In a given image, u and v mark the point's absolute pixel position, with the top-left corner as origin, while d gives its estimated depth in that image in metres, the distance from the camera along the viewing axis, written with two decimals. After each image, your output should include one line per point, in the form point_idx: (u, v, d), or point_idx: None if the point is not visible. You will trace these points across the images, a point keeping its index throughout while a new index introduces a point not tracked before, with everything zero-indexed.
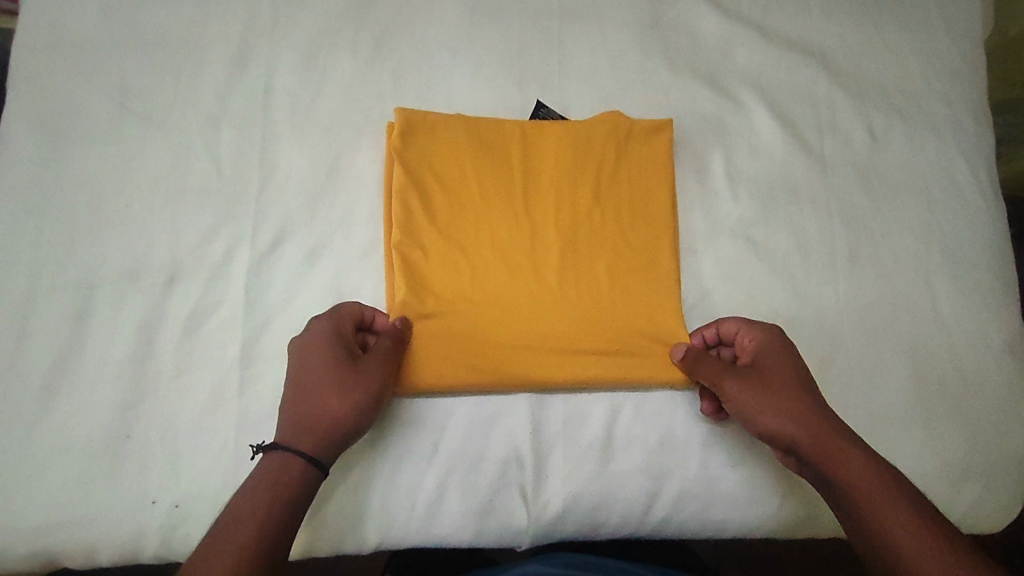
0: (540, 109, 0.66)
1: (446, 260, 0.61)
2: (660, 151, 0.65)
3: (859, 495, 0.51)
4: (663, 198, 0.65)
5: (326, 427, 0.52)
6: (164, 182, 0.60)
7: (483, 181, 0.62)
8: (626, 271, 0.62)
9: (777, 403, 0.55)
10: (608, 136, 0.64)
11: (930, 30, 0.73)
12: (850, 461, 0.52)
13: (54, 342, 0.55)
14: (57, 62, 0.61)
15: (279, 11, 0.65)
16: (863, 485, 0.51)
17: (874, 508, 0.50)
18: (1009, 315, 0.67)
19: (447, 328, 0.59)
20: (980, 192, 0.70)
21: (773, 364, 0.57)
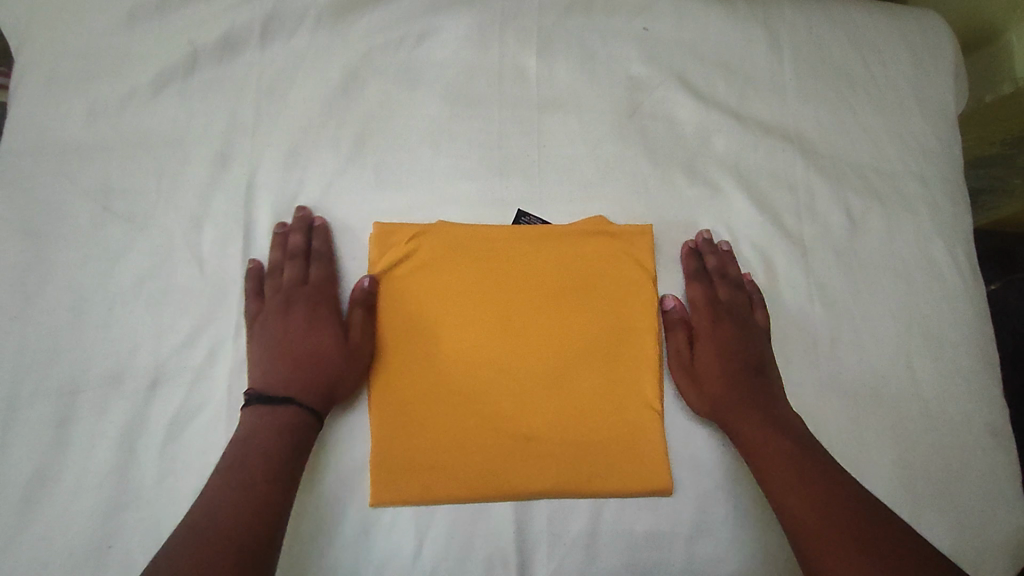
0: (522, 215, 0.66)
1: (427, 366, 0.61)
2: (638, 256, 0.66)
3: (771, 475, 0.57)
4: (644, 298, 0.65)
5: (306, 379, 0.59)
6: (147, 284, 0.61)
7: (463, 284, 0.63)
8: (607, 372, 0.62)
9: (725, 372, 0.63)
10: (588, 242, 0.65)
11: (904, 110, 0.74)
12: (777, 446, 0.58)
13: (37, 451, 0.56)
14: (43, 167, 0.62)
15: (261, 108, 0.66)
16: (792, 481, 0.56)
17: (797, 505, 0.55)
18: (988, 396, 0.68)
19: (429, 434, 0.59)
20: (959, 273, 0.70)
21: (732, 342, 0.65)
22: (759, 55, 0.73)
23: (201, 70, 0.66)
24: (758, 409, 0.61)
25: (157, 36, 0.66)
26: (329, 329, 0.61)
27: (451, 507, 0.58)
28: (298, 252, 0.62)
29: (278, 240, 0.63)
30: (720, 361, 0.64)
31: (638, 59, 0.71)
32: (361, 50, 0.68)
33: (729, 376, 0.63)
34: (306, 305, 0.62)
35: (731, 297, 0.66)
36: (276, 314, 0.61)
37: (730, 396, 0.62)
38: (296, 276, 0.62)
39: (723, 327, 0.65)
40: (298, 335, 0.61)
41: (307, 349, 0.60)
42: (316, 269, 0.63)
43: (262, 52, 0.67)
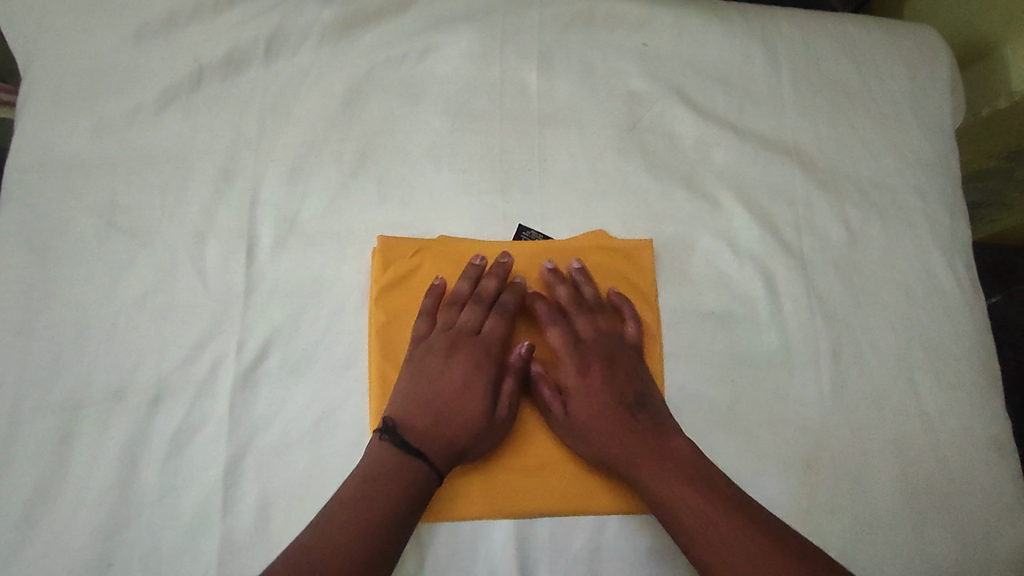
0: (523, 230, 0.66)
1: None
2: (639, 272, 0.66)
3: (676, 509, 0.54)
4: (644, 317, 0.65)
5: (451, 431, 0.57)
6: (150, 298, 0.61)
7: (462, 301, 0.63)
8: None
9: (589, 397, 0.60)
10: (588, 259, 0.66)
11: (902, 124, 0.75)
12: (661, 484, 0.55)
13: (39, 466, 0.56)
14: (48, 183, 0.63)
15: (264, 124, 0.66)
16: (670, 503, 0.54)
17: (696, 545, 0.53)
18: (991, 409, 0.68)
19: None
20: (959, 285, 0.71)
21: (595, 378, 0.61)
22: (758, 71, 0.74)
23: (205, 87, 0.67)
24: (637, 441, 0.57)
25: (162, 53, 0.67)
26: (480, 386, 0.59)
27: (451, 524, 0.57)
28: (484, 297, 0.63)
29: (447, 306, 0.63)
30: (592, 391, 0.61)
31: (638, 74, 0.72)
32: (364, 66, 0.69)
33: (603, 410, 0.60)
34: (468, 352, 0.61)
35: (596, 340, 0.63)
36: (436, 353, 0.61)
37: (622, 428, 0.58)
38: (468, 324, 0.62)
39: (592, 369, 0.62)
40: (452, 390, 0.59)
41: (433, 389, 0.59)
42: (490, 321, 0.62)
43: (265, 69, 0.68)
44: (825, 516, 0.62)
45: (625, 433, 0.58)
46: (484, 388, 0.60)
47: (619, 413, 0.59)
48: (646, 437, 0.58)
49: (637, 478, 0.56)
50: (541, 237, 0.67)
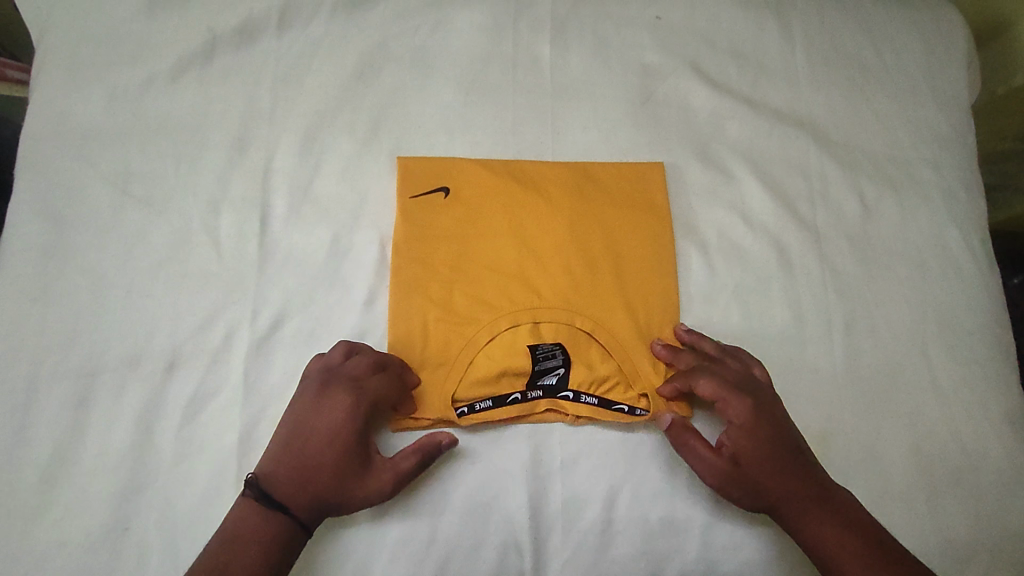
0: (541, 232, 0.65)
1: (447, 287, 0.63)
2: (659, 250, 0.66)
3: (839, 558, 0.54)
4: (664, 263, 0.66)
5: (296, 477, 0.54)
6: (165, 267, 0.61)
7: (494, 248, 0.64)
8: (621, 288, 0.64)
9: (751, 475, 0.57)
10: (614, 219, 0.67)
11: (917, 97, 0.74)
12: (817, 520, 0.56)
13: (55, 432, 0.56)
14: (63, 151, 0.63)
15: (278, 95, 0.66)
16: (827, 539, 0.55)
17: (813, 530, 0.56)
18: (1004, 382, 0.67)
19: (448, 328, 0.62)
20: (974, 259, 0.70)
21: (746, 438, 0.58)
22: (772, 44, 0.74)
23: (218, 57, 0.66)
24: (783, 440, 0.58)
25: (174, 23, 0.67)
26: (345, 458, 0.55)
27: (465, 490, 0.58)
28: (385, 365, 0.58)
29: (341, 349, 0.59)
30: (764, 443, 0.57)
31: (651, 47, 0.72)
32: (377, 38, 0.69)
33: (769, 461, 0.57)
34: (341, 392, 0.56)
35: (724, 364, 0.61)
36: (314, 404, 0.56)
37: (767, 411, 0.59)
38: (354, 370, 0.57)
39: (733, 405, 0.58)
40: (324, 433, 0.55)
41: (306, 434, 0.55)
42: (376, 377, 0.57)
43: (278, 39, 0.68)
44: None
45: (791, 459, 0.58)
46: (352, 453, 0.55)
47: (779, 455, 0.57)
48: (803, 479, 0.57)
49: (795, 516, 0.56)
50: (563, 354, 0.62)
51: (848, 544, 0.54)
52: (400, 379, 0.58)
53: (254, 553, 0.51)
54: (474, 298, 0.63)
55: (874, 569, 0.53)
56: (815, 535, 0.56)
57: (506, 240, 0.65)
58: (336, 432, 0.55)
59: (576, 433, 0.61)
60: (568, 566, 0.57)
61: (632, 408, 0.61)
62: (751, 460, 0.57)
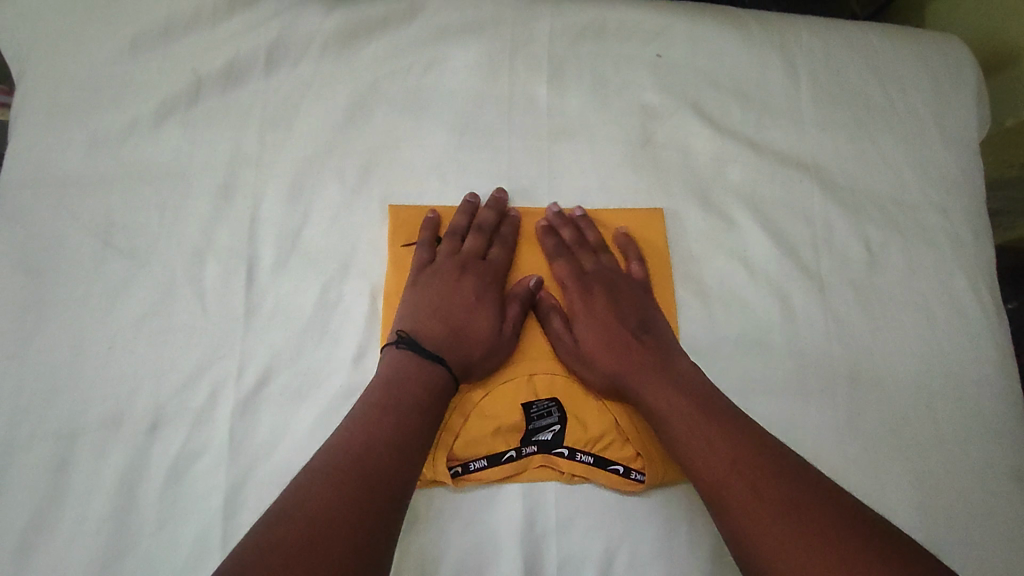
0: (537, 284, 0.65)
1: None
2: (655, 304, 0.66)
3: (683, 444, 0.53)
4: None
5: (447, 332, 0.59)
6: (148, 321, 0.59)
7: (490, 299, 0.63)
8: None
9: (616, 370, 0.59)
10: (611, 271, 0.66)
11: (924, 138, 0.72)
12: (667, 414, 0.55)
13: (33, 497, 0.54)
14: (42, 199, 0.61)
15: (265, 138, 0.64)
16: (678, 432, 0.54)
17: (689, 446, 0.53)
18: (1013, 437, 0.66)
19: None
20: (982, 308, 0.68)
21: (602, 344, 0.61)
22: (776, 83, 0.72)
23: (203, 99, 0.64)
24: (622, 332, 0.61)
25: (158, 64, 0.64)
26: (471, 302, 0.61)
27: (458, 554, 0.56)
28: (485, 226, 0.64)
29: (432, 224, 0.64)
30: (597, 342, 0.61)
31: (651, 87, 0.70)
32: (368, 78, 0.67)
33: (631, 359, 0.59)
34: (475, 277, 0.63)
35: (596, 268, 0.65)
36: (448, 273, 0.62)
37: (614, 305, 0.63)
38: (473, 250, 0.64)
39: (596, 299, 0.63)
40: (465, 306, 0.61)
41: (442, 311, 0.60)
42: (496, 249, 0.64)
43: (267, 80, 0.65)
44: None
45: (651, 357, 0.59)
46: (474, 300, 0.62)
47: (625, 342, 0.60)
48: (654, 370, 0.58)
49: (647, 414, 0.57)
50: (559, 411, 0.61)
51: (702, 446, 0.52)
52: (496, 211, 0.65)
53: (330, 510, 0.44)
54: None
55: (727, 461, 0.50)
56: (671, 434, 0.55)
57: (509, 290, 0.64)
58: (359, 420, 0.51)
59: (573, 490, 0.59)
60: None
61: (628, 469, 0.59)
62: (591, 349, 0.61)
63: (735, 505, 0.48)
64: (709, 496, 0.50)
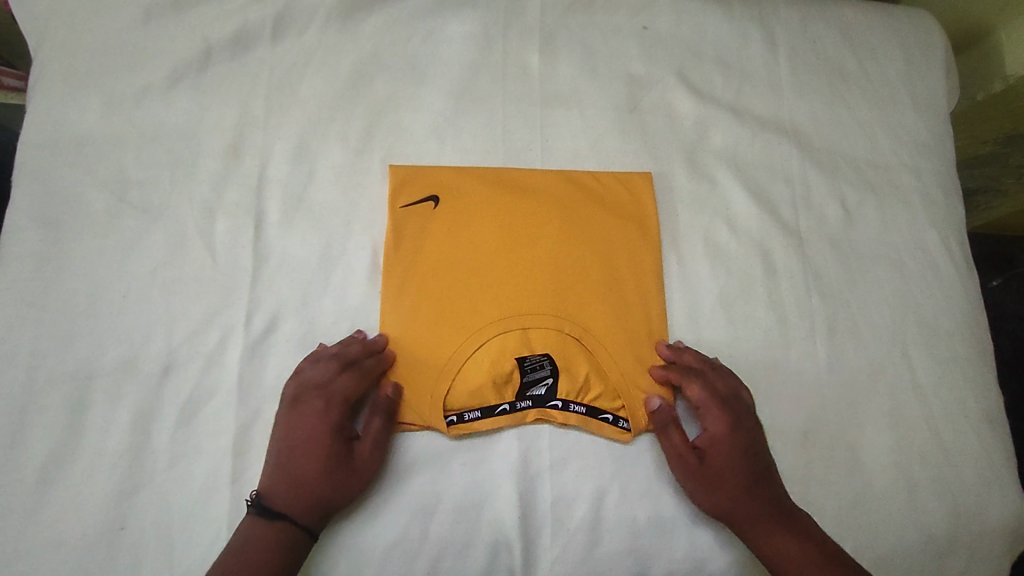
0: (534, 239, 0.67)
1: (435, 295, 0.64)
2: (646, 257, 0.68)
3: (791, 569, 0.56)
4: (651, 271, 0.68)
5: (297, 483, 0.55)
6: (161, 272, 0.62)
7: (486, 254, 0.65)
8: (611, 297, 0.66)
9: (732, 485, 0.59)
10: (604, 227, 0.68)
11: (897, 105, 0.76)
12: (781, 543, 0.57)
13: (52, 434, 0.57)
14: (60, 158, 0.64)
15: (272, 103, 0.68)
16: (788, 556, 0.56)
17: (776, 550, 0.57)
18: (982, 382, 0.69)
19: (435, 336, 0.62)
20: (952, 263, 0.72)
21: (719, 449, 0.60)
22: (756, 53, 0.76)
23: (213, 66, 0.68)
24: (745, 464, 0.60)
25: (170, 33, 0.68)
26: (329, 442, 0.56)
27: (456, 491, 0.59)
28: (339, 353, 0.60)
29: (321, 356, 0.60)
30: (728, 470, 0.59)
31: (638, 57, 0.74)
32: (370, 47, 0.70)
33: (745, 477, 0.59)
34: (339, 404, 0.58)
35: (731, 393, 0.62)
36: (289, 409, 0.58)
37: (731, 430, 0.61)
38: (338, 389, 0.58)
39: (716, 424, 0.61)
40: (305, 444, 0.56)
41: (291, 449, 0.56)
42: (340, 373, 0.59)
43: (273, 48, 0.69)
44: (819, 486, 0.63)
45: (764, 483, 0.59)
46: (331, 436, 0.57)
47: (746, 477, 0.59)
48: (765, 496, 0.59)
49: (755, 531, 0.58)
50: (552, 364, 0.63)
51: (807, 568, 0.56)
52: (336, 354, 0.60)
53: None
54: (462, 307, 0.63)
55: (813, 568, 0.56)
56: (777, 558, 0.57)
57: (505, 245, 0.66)
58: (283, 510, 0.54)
59: (566, 433, 0.62)
60: (558, 563, 0.59)
61: (617, 417, 0.63)
62: (705, 496, 0.59)
63: None
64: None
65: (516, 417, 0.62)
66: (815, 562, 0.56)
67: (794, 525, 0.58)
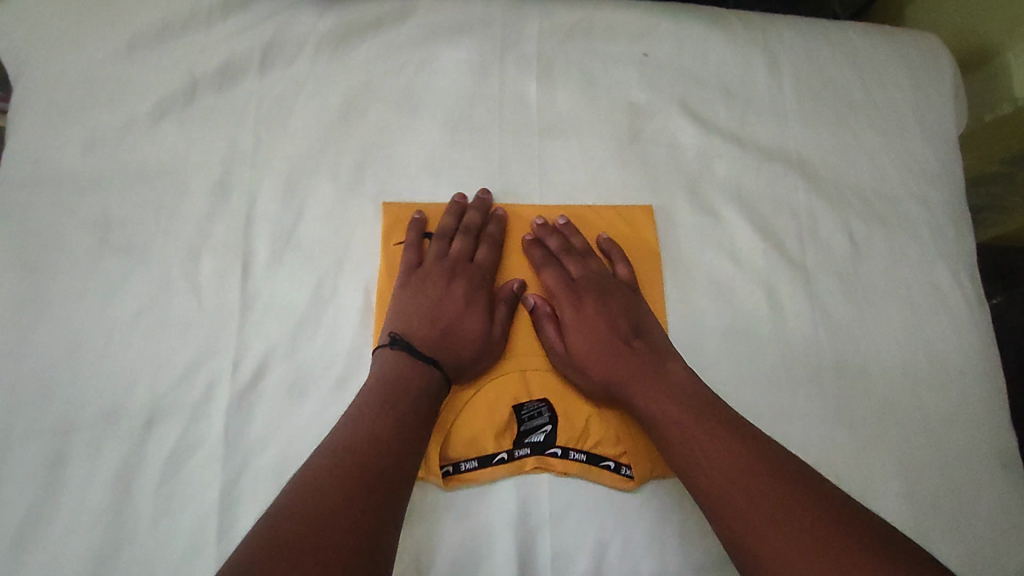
0: (530, 280, 0.66)
1: None
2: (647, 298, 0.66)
3: (667, 437, 0.55)
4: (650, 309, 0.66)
5: (438, 340, 0.60)
6: (145, 317, 0.60)
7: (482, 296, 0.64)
8: None
9: (592, 360, 0.61)
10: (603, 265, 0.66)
11: (905, 132, 0.74)
12: (656, 397, 0.57)
13: (30, 492, 0.54)
14: (39, 199, 0.61)
15: (260, 137, 0.65)
16: (665, 416, 0.56)
17: (681, 456, 0.53)
18: (995, 421, 0.67)
19: None
20: (963, 297, 0.70)
21: (588, 327, 0.63)
22: (760, 80, 0.73)
23: (199, 99, 0.65)
24: (615, 339, 0.62)
25: (154, 65, 0.65)
26: (473, 326, 0.61)
27: (454, 547, 0.57)
28: (444, 229, 0.65)
29: (454, 208, 0.66)
30: (595, 347, 0.62)
31: (638, 85, 0.72)
32: (361, 78, 0.68)
33: (612, 342, 0.62)
34: (466, 280, 0.64)
35: (599, 272, 0.66)
36: (421, 274, 0.64)
37: (602, 309, 0.64)
38: (462, 252, 0.65)
39: (588, 306, 0.64)
40: (442, 297, 0.63)
41: (422, 313, 0.61)
42: (456, 242, 0.65)
43: (261, 80, 0.67)
44: None
45: (639, 344, 0.62)
46: (462, 303, 0.63)
47: (620, 350, 0.61)
48: (644, 365, 0.60)
49: (636, 393, 0.58)
50: (550, 411, 0.61)
51: (692, 425, 0.54)
52: (485, 211, 0.66)
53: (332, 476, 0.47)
54: None
55: (730, 444, 0.51)
56: (654, 415, 0.57)
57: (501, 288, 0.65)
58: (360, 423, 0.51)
59: (566, 483, 0.60)
60: None
61: (618, 464, 0.60)
62: (577, 353, 0.62)
63: (740, 503, 0.48)
64: (713, 510, 0.50)
65: (515, 466, 0.59)
66: (703, 423, 0.54)
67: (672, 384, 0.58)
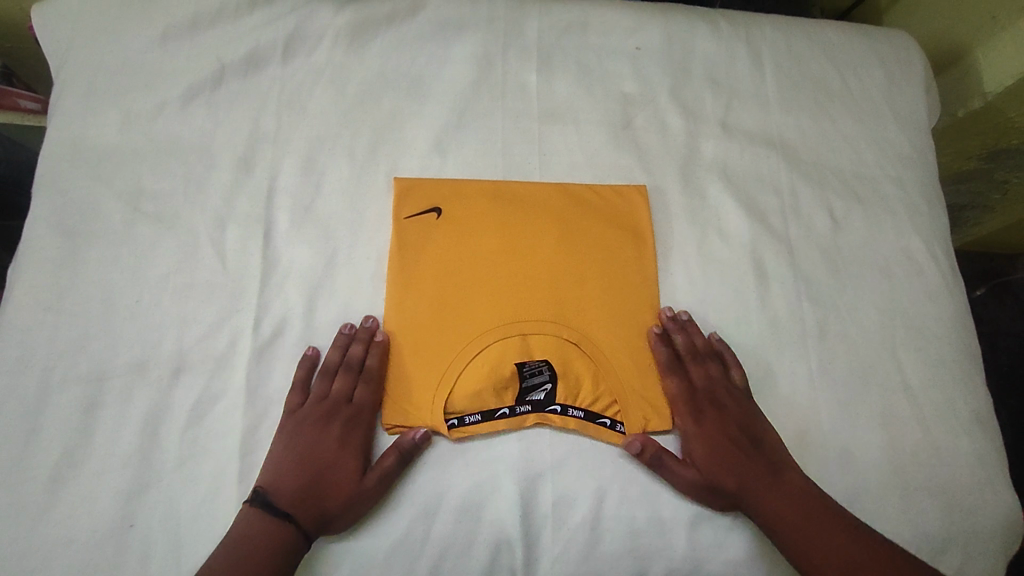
0: (533, 242, 0.69)
1: (433, 302, 0.66)
2: (646, 264, 0.71)
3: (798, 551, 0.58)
4: (646, 273, 0.70)
5: (308, 488, 0.58)
6: (173, 278, 0.65)
7: (488, 264, 0.68)
8: (610, 299, 0.68)
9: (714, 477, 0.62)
10: (604, 233, 0.71)
11: (879, 119, 0.80)
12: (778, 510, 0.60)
13: (64, 434, 0.59)
14: (79, 171, 0.67)
15: (282, 118, 0.71)
16: (791, 530, 0.59)
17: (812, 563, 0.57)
18: (971, 383, 0.71)
19: (434, 340, 0.64)
20: (937, 269, 0.75)
21: (701, 441, 0.64)
22: (743, 71, 0.79)
23: (227, 83, 0.71)
24: (734, 447, 0.63)
25: (186, 53, 0.71)
26: (341, 479, 0.59)
27: (460, 491, 0.60)
28: (331, 365, 0.63)
29: (341, 340, 0.64)
30: (712, 459, 0.63)
31: (630, 76, 0.78)
32: (376, 68, 0.74)
33: (729, 453, 0.63)
34: (344, 422, 0.61)
35: (704, 379, 0.66)
36: (308, 417, 0.61)
37: (720, 419, 0.65)
38: (342, 391, 0.62)
39: (705, 413, 0.65)
40: (325, 446, 0.60)
41: (299, 459, 0.59)
42: (339, 380, 0.63)
43: (284, 68, 0.73)
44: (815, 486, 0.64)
45: (754, 453, 0.63)
46: (338, 449, 0.60)
47: (738, 453, 0.63)
48: (760, 475, 0.62)
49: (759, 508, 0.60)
50: (551, 370, 0.64)
51: (813, 538, 0.58)
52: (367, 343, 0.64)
53: None
54: (464, 314, 0.65)
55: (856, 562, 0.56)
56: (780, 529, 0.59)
57: (507, 253, 0.68)
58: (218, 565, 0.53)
59: (565, 436, 0.64)
60: (558, 563, 0.59)
61: (614, 421, 0.64)
62: (705, 467, 0.62)
63: None
64: None
65: (515, 419, 0.63)
66: (826, 535, 0.58)
67: (791, 494, 0.60)
